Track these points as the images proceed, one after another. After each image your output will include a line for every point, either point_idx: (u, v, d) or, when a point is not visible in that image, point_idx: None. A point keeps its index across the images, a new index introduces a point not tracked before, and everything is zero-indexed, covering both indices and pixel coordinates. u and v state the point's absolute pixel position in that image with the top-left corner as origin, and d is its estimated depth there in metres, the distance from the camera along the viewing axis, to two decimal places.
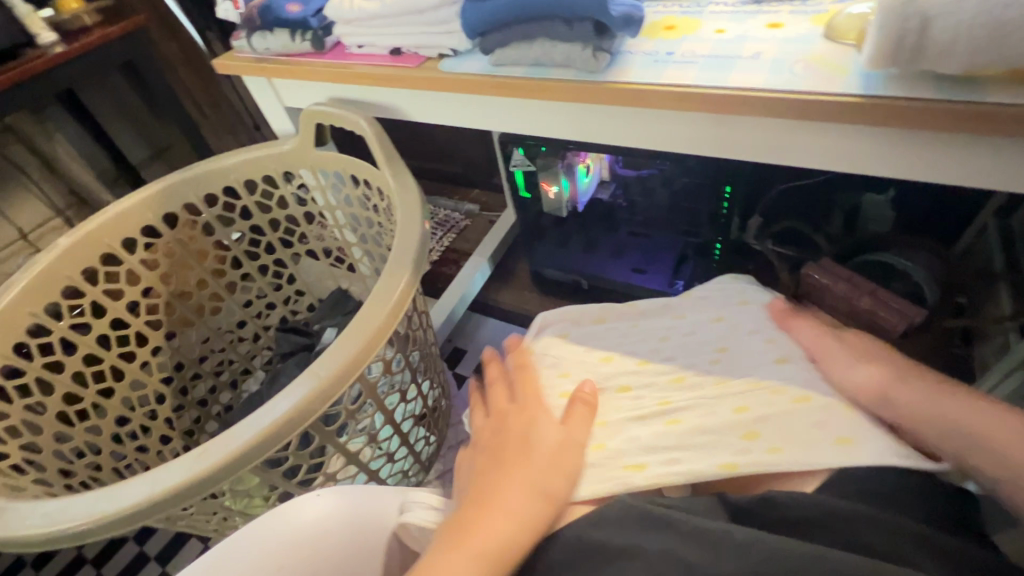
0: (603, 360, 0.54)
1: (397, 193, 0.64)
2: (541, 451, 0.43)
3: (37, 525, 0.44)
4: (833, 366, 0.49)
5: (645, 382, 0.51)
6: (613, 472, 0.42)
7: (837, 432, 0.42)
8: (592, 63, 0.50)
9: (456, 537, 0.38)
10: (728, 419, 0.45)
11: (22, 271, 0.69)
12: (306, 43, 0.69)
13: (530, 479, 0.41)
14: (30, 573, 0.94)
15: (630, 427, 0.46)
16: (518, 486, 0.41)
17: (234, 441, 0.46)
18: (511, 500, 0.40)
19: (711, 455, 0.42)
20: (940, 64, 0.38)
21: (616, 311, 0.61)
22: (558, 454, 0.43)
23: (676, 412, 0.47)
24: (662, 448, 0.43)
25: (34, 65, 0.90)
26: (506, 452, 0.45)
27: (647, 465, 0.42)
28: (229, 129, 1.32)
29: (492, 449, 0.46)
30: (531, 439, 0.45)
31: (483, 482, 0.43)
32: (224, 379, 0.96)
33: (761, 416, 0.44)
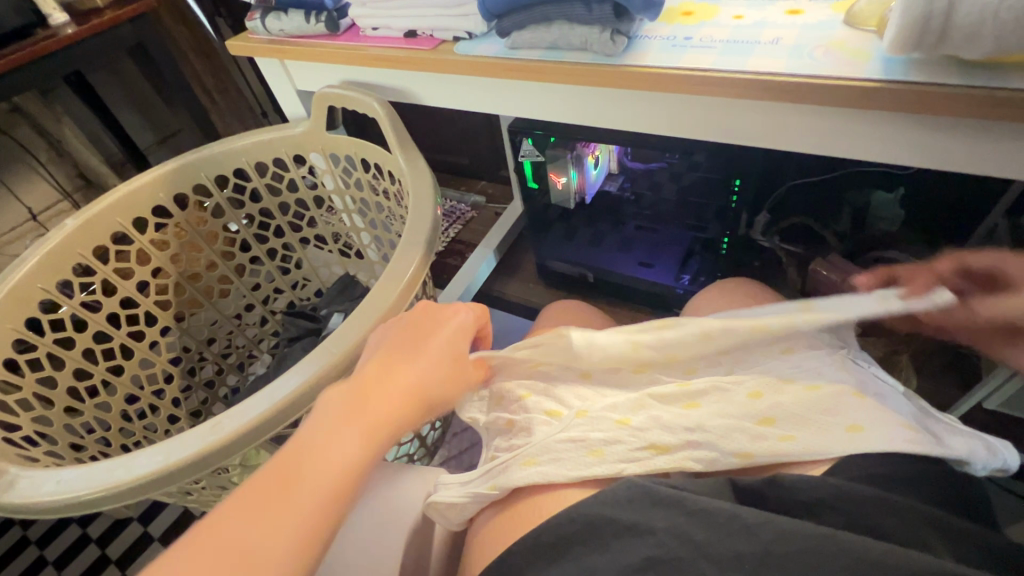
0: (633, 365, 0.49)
1: (409, 176, 0.65)
2: (442, 355, 0.45)
3: (53, 492, 0.44)
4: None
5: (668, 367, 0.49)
6: (627, 451, 0.42)
7: (848, 419, 0.41)
8: (610, 46, 0.50)
9: (348, 415, 0.39)
10: (741, 404, 0.44)
11: (35, 247, 0.69)
12: (321, 25, 0.69)
13: (420, 376, 0.43)
14: (35, 550, 0.96)
15: (651, 406, 0.46)
16: (410, 380, 0.43)
17: (247, 414, 0.46)
18: (401, 390, 0.42)
19: (725, 439, 0.42)
20: (964, 48, 0.38)
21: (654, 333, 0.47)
22: (450, 361, 0.46)
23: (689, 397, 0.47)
24: (676, 430, 0.43)
25: (47, 43, 0.90)
26: (401, 341, 0.45)
27: (670, 448, 0.42)
28: (238, 114, 1.30)
29: (401, 340, 0.46)
30: (431, 339, 0.46)
31: (382, 366, 0.43)
32: (231, 362, 0.96)
33: (776, 403, 0.44)
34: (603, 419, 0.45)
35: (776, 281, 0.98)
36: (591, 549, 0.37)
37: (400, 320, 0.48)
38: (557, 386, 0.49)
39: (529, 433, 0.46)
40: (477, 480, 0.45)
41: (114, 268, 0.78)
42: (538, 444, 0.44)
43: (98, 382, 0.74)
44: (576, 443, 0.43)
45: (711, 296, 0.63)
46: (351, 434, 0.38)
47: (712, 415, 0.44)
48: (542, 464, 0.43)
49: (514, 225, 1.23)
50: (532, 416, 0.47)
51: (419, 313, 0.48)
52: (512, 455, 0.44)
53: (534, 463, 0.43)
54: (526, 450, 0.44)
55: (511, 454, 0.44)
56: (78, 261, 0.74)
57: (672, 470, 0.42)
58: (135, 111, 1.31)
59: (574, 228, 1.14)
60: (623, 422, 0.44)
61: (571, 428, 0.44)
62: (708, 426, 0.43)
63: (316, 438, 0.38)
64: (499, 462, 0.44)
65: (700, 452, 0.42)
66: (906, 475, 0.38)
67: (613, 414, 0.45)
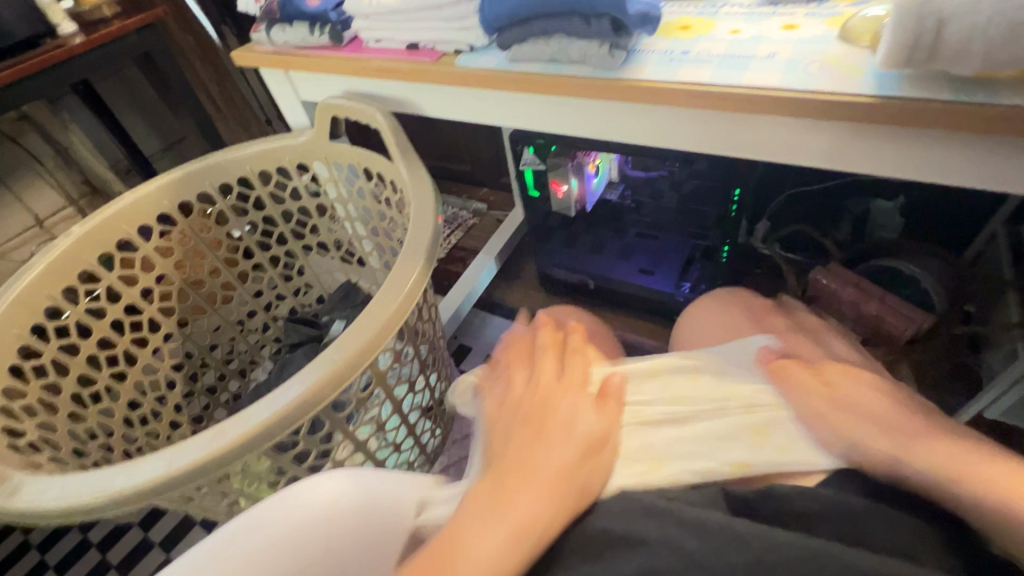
0: (651, 373, 0.51)
1: (412, 185, 0.65)
2: (575, 432, 0.44)
3: (56, 499, 0.45)
4: (880, 414, 0.42)
5: (674, 364, 0.51)
6: (622, 465, 0.43)
7: None
8: (609, 59, 0.51)
9: (494, 507, 0.39)
10: (735, 420, 0.45)
11: (41, 254, 0.70)
12: (325, 37, 0.70)
13: (562, 473, 0.41)
14: (36, 554, 0.96)
15: (642, 431, 0.46)
16: (540, 502, 0.39)
17: (249, 421, 0.46)
18: (540, 482, 0.40)
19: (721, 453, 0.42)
20: (955, 64, 0.39)
21: (671, 362, 0.51)
22: (593, 441, 0.43)
23: (684, 416, 0.47)
24: (672, 447, 0.44)
25: (57, 53, 0.91)
26: (531, 431, 0.45)
27: (664, 465, 0.43)
28: (243, 124, 1.31)
29: (536, 418, 0.46)
30: (569, 442, 0.43)
31: (519, 452, 0.43)
32: (233, 368, 0.97)
33: (771, 418, 0.45)
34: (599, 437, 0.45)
35: (776, 288, 0.99)
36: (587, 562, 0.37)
37: (522, 410, 0.48)
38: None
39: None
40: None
41: (118, 275, 0.79)
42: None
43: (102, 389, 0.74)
44: None
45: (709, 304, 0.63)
46: (505, 530, 0.37)
47: (707, 433, 0.45)
48: None
49: (516, 232, 1.23)
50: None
51: (533, 397, 0.48)
52: None
53: None
54: None
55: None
56: (83, 268, 0.75)
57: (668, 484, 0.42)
58: (142, 118, 1.32)
59: (576, 236, 1.14)
60: (616, 448, 0.44)
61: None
62: (703, 443, 0.44)
63: (465, 528, 0.38)
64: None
65: (697, 467, 0.43)
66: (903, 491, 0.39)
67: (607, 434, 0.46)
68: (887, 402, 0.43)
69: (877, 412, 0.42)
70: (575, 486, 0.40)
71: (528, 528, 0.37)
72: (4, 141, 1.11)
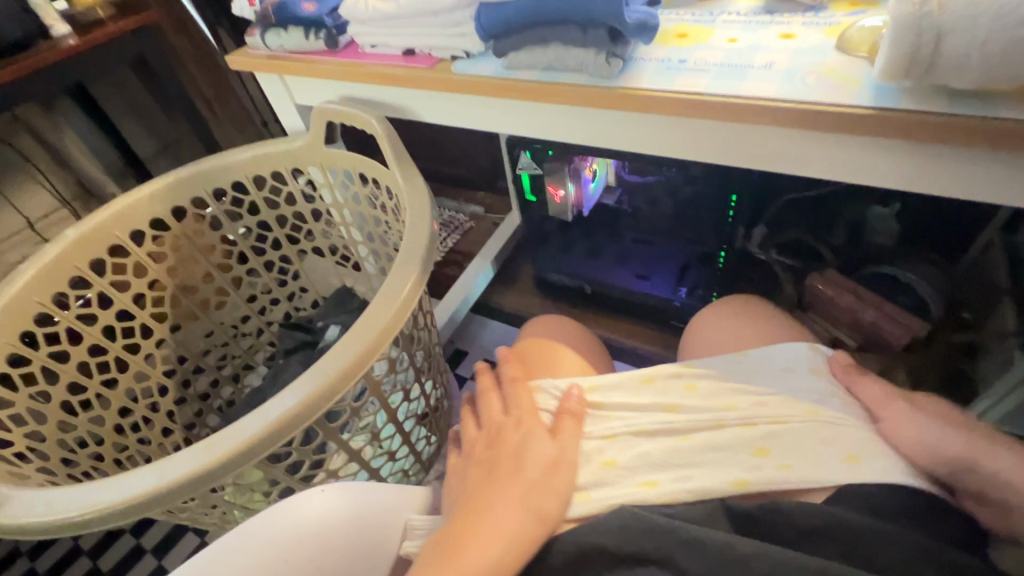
0: (644, 382, 0.50)
1: (407, 192, 0.65)
2: (527, 463, 0.43)
3: (44, 513, 0.44)
4: (945, 442, 0.42)
5: (668, 372, 0.51)
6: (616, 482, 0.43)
7: (847, 449, 0.42)
8: (606, 68, 0.50)
9: (446, 555, 0.38)
10: (734, 432, 0.45)
11: (31, 260, 0.69)
12: (320, 41, 0.70)
13: (514, 508, 0.40)
14: (25, 563, 0.94)
15: (637, 444, 0.46)
16: (494, 542, 0.38)
17: (241, 433, 0.46)
18: (492, 520, 0.40)
19: (719, 469, 0.42)
20: (953, 77, 0.38)
21: (665, 371, 0.51)
22: (546, 470, 0.43)
23: (680, 428, 0.46)
24: (667, 462, 0.44)
25: (49, 55, 0.91)
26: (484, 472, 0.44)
27: (659, 483, 0.42)
28: (241, 126, 1.30)
29: (487, 458, 0.46)
30: (519, 476, 0.43)
31: (474, 496, 0.43)
32: (226, 373, 0.96)
33: (772, 433, 0.44)
34: (587, 458, 0.45)
35: (772, 294, 0.99)
36: None
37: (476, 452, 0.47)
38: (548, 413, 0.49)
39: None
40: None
41: (110, 280, 0.78)
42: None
43: (92, 396, 0.73)
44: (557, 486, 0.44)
45: (715, 317, 0.63)
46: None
47: (702, 448, 0.44)
48: None
49: (513, 236, 1.23)
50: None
51: (486, 437, 0.48)
52: None
53: None
54: None
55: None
56: (74, 274, 0.74)
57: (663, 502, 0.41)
58: (136, 120, 1.31)
59: (573, 241, 1.14)
60: (608, 464, 0.44)
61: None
62: (699, 459, 0.43)
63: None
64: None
65: (693, 484, 0.42)
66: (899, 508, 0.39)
67: (597, 456, 0.45)
68: (949, 428, 0.43)
69: (945, 444, 0.42)
70: (529, 520, 0.40)
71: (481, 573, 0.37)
72: None
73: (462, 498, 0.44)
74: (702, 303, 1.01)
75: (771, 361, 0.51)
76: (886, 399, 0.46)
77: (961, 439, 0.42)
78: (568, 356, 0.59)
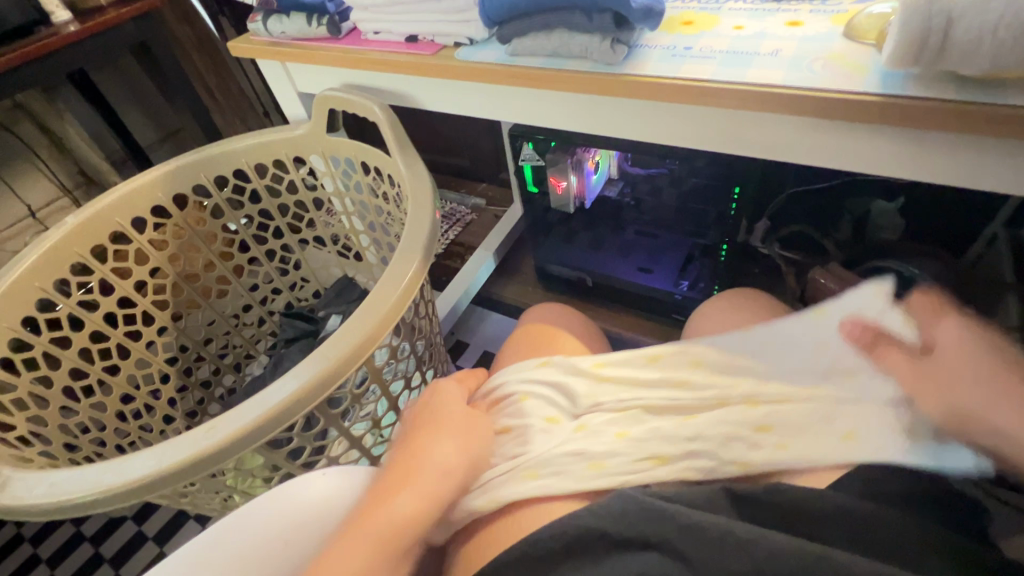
0: (651, 359, 0.50)
1: (409, 180, 0.64)
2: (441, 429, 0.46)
3: (46, 494, 0.44)
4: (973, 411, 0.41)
5: (675, 349, 0.51)
6: (629, 463, 0.43)
7: (843, 427, 0.43)
8: (610, 54, 0.50)
9: (361, 515, 0.40)
10: (739, 410, 0.45)
11: (32, 246, 0.69)
12: (323, 28, 0.69)
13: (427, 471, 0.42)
14: (29, 547, 0.95)
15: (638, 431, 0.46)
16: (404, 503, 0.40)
17: (242, 419, 0.46)
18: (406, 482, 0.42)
19: (727, 447, 0.43)
20: (963, 65, 0.38)
21: (673, 348, 0.51)
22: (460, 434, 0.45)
23: (690, 407, 0.47)
24: (676, 440, 0.44)
25: (51, 42, 0.90)
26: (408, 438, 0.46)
27: (670, 459, 0.43)
28: (241, 114, 1.32)
29: (411, 428, 0.48)
30: (434, 440, 0.45)
31: (394, 460, 0.45)
32: (228, 362, 0.96)
33: (774, 411, 0.45)
34: (602, 431, 0.45)
35: (774, 287, 0.99)
36: (584, 560, 0.38)
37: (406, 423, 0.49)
38: (559, 388, 0.49)
39: (524, 442, 0.45)
40: (473, 493, 0.44)
41: (112, 267, 0.78)
42: (546, 457, 0.44)
43: (95, 382, 0.73)
44: (575, 456, 0.43)
45: (724, 303, 0.63)
46: (375, 545, 0.38)
47: (712, 422, 0.44)
48: (544, 477, 0.43)
49: (514, 228, 1.23)
50: (527, 423, 0.47)
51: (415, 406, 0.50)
52: (511, 467, 0.44)
53: (535, 476, 0.43)
54: (527, 460, 0.44)
55: (512, 464, 0.44)
56: (76, 261, 0.74)
57: (676, 479, 0.42)
58: (137, 109, 1.31)
59: (574, 232, 1.14)
60: (621, 436, 0.45)
61: (570, 441, 0.44)
62: (706, 434, 0.44)
63: (336, 538, 0.39)
64: (500, 473, 0.44)
65: (700, 462, 0.43)
66: (896, 494, 0.40)
67: (612, 427, 0.46)
68: (966, 384, 0.42)
69: (969, 413, 0.41)
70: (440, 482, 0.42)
71: (391, 535, 0.39)
72: None
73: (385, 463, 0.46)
74: (703, 295, 1.01)
75: (779, 341, 0.50)
76: (908, 369, 0.46)
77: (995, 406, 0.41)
78: (568, 340, 0.59)
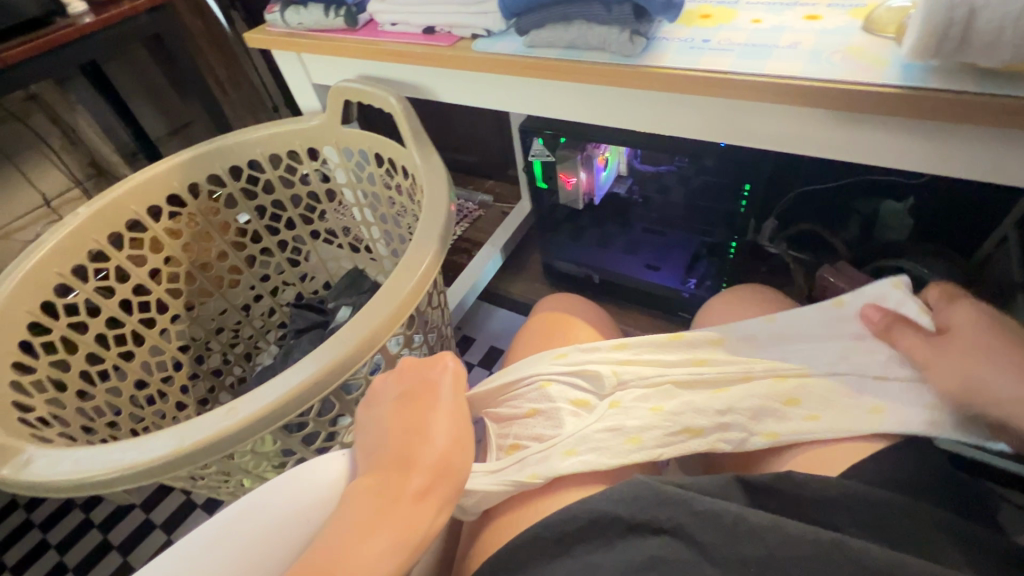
0: (670, 340, 0.53)
1: (424, 172, 0.65)
2: (449, 418, 0.44)
3: (68, 472, 0.45)
4: (979, 383, 0.41)
5: (695, 334, 0.54)
6: (662, 436, 0.46)
7: (870, 402, 0.45)
8: (629, 46, 0.50)
9: (377, 514, 0.37)
10: (767, 383, 0.48)
11: (51, 232, 0.70)
12: (340, 19, 0.70)
13: (441, 464, 0.41)
14: (40, 532, 0.96)
15: (657, 415, 0.47)
16: (425, 501, 0.39)
17: (260, 401, 0.46)
18: (422, 476, 0.40)
19: (755, 419, 0.47)
20: (982, 57, 0.39)
21: (694, 334, 0.54)
22: (465, 423, 0.45)
23: (715, 380, 0.50)
24: (710, 413, 0.47)
25: (67, 33, 0.91)
26: (407, 422, 0.43)
27: (704, 431, 0.46)
28: (249, 107, 1.33)
29: (404, 406, 0.44)
30: (442, 428, 0.43)
31: (393, 446, 0.42)
32: (238, 351, 0.97)
33: (794, 387, 0.48)
34: (636, 407, 0.48)
35: (782, 286, 0.98)
36: (598, 542, 0.39)
37: (392, 398, 0.46)
38: (581, 373, 0.50)
39: (557, 424, 0.47)
40: (510, 469, 0.45)
41: (127, 255, 0.78)
42: (574, 435, 0.46)
43: (110, 367, 0.74)
44: (612, 432, 0.46)
45: (736, 296, 0.63)
46: (401, 546, 0.36)
47: (743, 395, 0.48)
48: (582, 454, 0.45)
49: (523, 224, 1.23)
50: (557, 406, 0.48)
51: (403, 382, 0.47)
52: (548, 447, 0.45)
53: (574, 454, 0.45)
54: (563, 440, 0.46)
55: (547, 444, 0.46)
56: (93, 247, 0.74)
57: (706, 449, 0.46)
58: (148, 101, 1.32)
59: (583, 229, 1.14)
60: (655, 410, 0.47)
61: (605, 418, 0.47)
62: (739, 407, 0.47)
63: (348, 536, 0.36)
64: (536, 451, 0.45)
65: (731, 434, 0.47)
66: (906, 483, 0.41)
67: (645, 403, 0.48)
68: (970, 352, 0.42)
69: (973, 383, 0.41)
70: (455, 477, 0.41)
71: (415, 536, 0.37)
72: (11, 121, 1.11)
73: (378, 446, 0.42)
74: (711, 293, 1.01)
75: (793, 326, 0.53)
76: (917, 345, 0.46)
77: (1000, 371, 0.40)
78: (583, 329, 0.60)
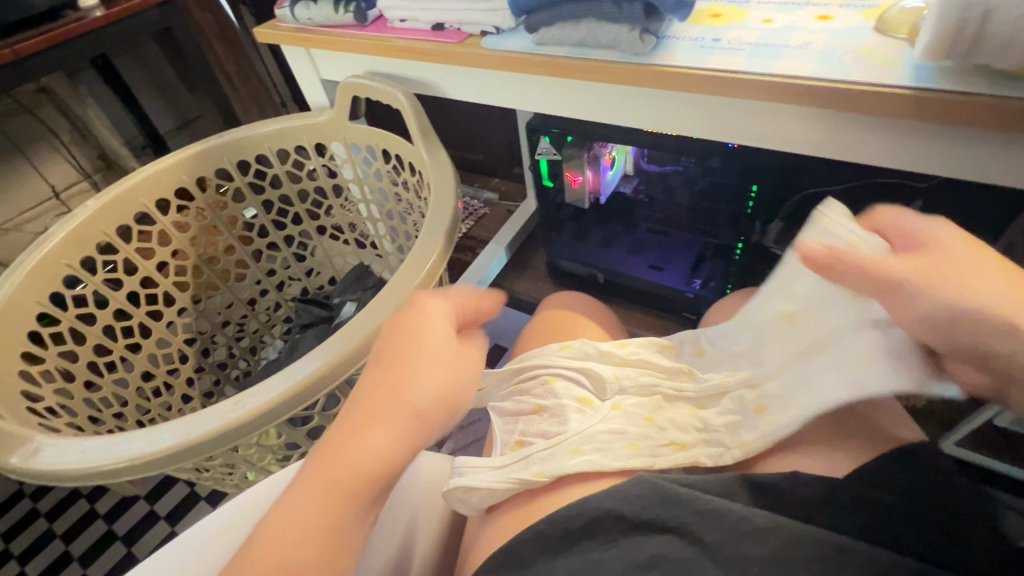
0: (662, 347, 0.56)
1: (431, 168, 0.65)
2: (430, 357, 0.40)
3: (76, 461, 0.45)
4: (959, 311, 0.34)
5: (684, 339, 0.57)
6: (655, 446, 0.47)
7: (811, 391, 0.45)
8: (638, 44, 0.50)
9: (324, 461, 0.37)
10: (738, 396, 0.50)
11: (61, 223, 0.70)
12: (349, 15, 0.70)
13: (405, 409, 0.38)
14: (44, 522, 0.97)
15: (652, 429, 0.48)
16: (378, 448, 0.37)
17: (269, 393, 0.47)
18: (381, 420, 0.38)
19: (729, 434, 0.48)
20: (996, 58, 0.38)
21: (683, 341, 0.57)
22: (449, 364, 0.41)
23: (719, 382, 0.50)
24: (690, 429, 0.49)
25: (78, 26, 0.91)
26: (387, 360, 0.41)
27: (688, 445, 0.47)
28: (259, 102, 1.31)
29: (392, 343, 0.42)
30: (418, 368, 0.40)
31: (367, 384, 0.40)
32: (243, 345, 0.98)
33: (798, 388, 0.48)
34: (634, 414, 0.49)
35: None
36: (602, 539, 0.39)
37: (389, 332, 0.43)
38: (586, 372, 0.51)
39: (562, 421, 0.48)
40: (514, 466, 0.46)
41: (136, 247, 0.79)
42: (579, 434, 0.46)
43: (117, 358, 0.75)
44: (615, 435, 0.47)
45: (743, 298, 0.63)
46: (342, 493, 0.36)
47: (718, 414, 0.50)
48: (588, 453, 0.45)
49: (527, 223, 1.24)
50: (563, 403, 0.49)
51: (403, 316, 0.44)
52: (554, 444, 0.46)
53: (580, 452, 0.45)
54: (569, 438, 0.46)
55: (554, 442, 0.46)
56: (102, 239, 0.75)
57: (690, 463, 0.47)
58: (156, 95, 1.32)
59: (587, 228, 1.14)
60: (649, 420, 0.49)
61: (608, 420, 0.48)
62: (713, 424, 0.49)
63: (298, 482, 0.36)
64: (542, 449, 0.46)
65: (711, 449, 0.47)
66: None
67: (642, 411, 0.50)
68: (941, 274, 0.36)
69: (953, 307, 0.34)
70: (420, 423, 0.38)
71: (361, 484, 0.36)
72: (21, 113, 1.11)
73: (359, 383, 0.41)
74: (716, 295, 1.00)
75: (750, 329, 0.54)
76: (881, 270, 0.38)
77: (977, 294, 0.34)
78: (588, 327, 0.60)
